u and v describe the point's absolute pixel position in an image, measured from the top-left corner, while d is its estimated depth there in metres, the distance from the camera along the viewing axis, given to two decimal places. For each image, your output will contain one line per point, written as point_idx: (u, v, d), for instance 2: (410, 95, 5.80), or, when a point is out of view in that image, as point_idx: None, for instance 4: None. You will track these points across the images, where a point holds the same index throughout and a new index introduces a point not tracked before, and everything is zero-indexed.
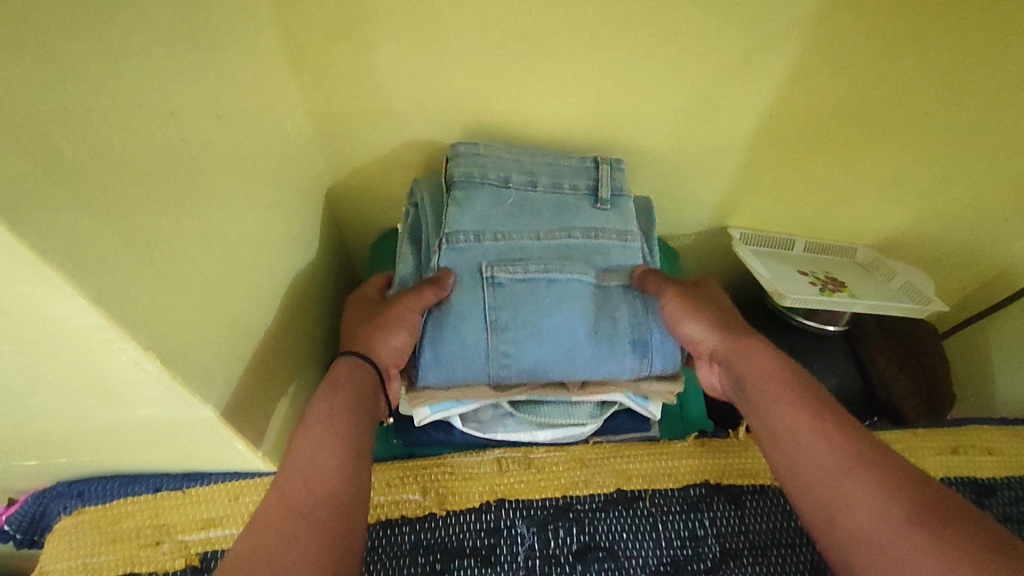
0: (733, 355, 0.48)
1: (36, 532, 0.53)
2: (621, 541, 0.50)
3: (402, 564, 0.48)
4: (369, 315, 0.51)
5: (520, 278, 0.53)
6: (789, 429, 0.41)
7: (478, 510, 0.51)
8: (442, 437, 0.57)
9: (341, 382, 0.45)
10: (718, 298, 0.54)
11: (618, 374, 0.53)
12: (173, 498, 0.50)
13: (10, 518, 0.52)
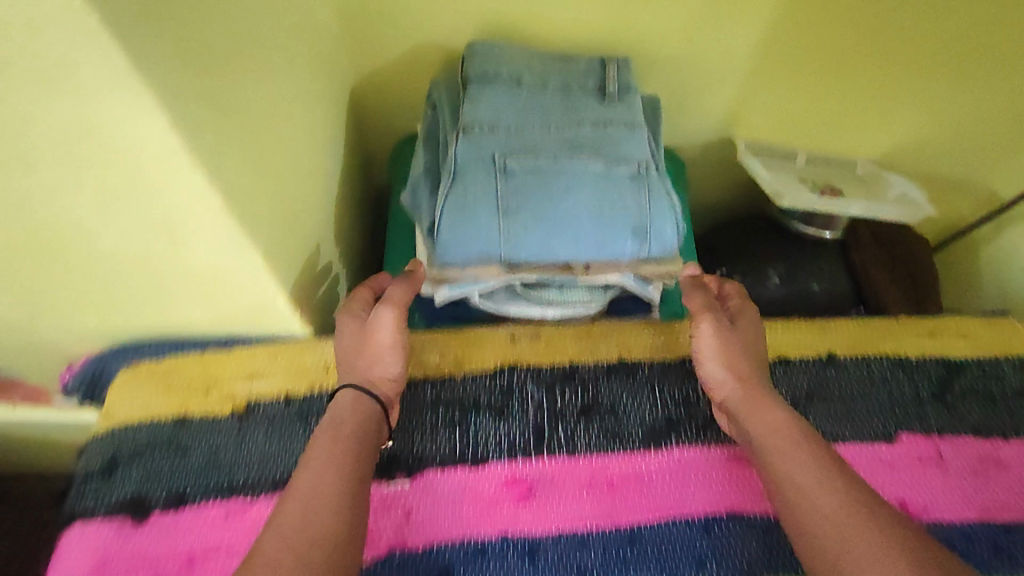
0: (748, 403, 0.48)
1: (96, 390, 0.60)
2: (621, 401, 0.56)
3: (425, 414, 0.54)
4: (355, 342, 0.50)
5: (531, 167, 0.54)
6: (790, 477, 0.42)
7: (493, 373, 0.56)
8: (457, 314, 0.62)
9: (342, 417, 0.45)
10: (754, 343, 0.53)
11: (618, 256, 0.55)
12: (218, 356, 0.56)
13: (75, 373, 0.60)
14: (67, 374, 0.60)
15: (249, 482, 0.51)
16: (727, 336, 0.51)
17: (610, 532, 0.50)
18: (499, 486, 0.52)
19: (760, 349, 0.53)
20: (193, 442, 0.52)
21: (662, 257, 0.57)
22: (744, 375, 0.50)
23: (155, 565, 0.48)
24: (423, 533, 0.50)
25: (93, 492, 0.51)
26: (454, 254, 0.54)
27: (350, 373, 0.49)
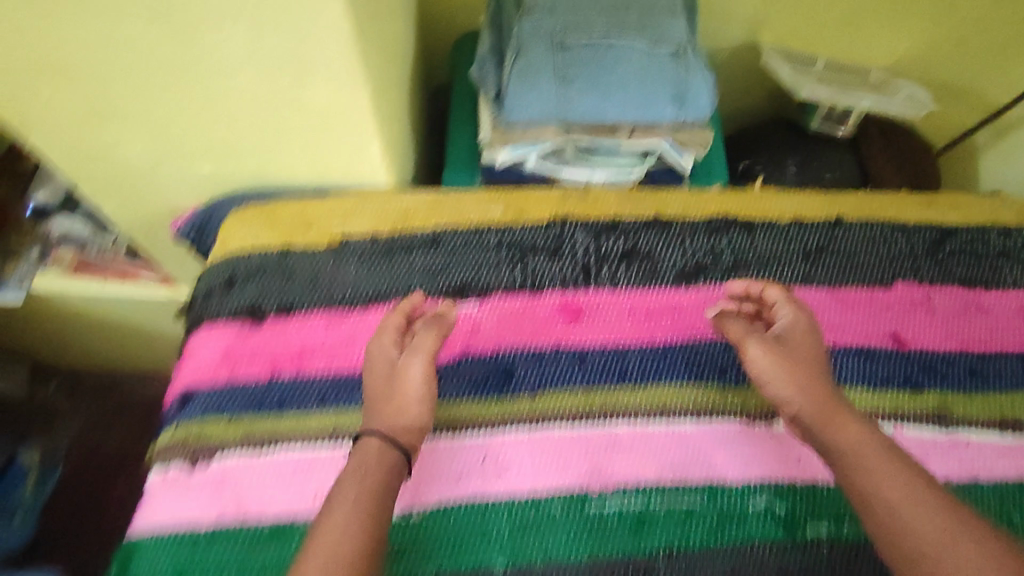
0: (822, 417, 0.52)
1: (202, 238, 0.72)
2: (657, 249, 0.65)
3: (490, 254, 0.64)
4: (386, 387, 0.55)
5: (585, 43, 0.63)
6: (879, 490, 0.47)
7: (547, 225, 0.65)
8: (515, 178, 0.71)
9: (366, 463, 0.50)
10: (806, 351, 0.55)
11: (659, 119, 0.63)
12: (315, 201, 0.66)
13: (187, 221, 0.71)
14: (179, 223, 0.72)
15: (346, 298, 0.62)
16: (774, 355, 0.55)
17: (646, 348, 0.61)
18: (554, 309, 0.62)
19: (815, 354, 0.55)
20: (295, 268, 0.63)
21: (695, 124, 0.65)
22: (800, 391, 0.53)
23: (274, 357, 0.60)
24: (489, 343, 0.61)
25: (216, 304, 0.62)
26: (517, 114, 0.63)
27: (377, 419, 0.53)
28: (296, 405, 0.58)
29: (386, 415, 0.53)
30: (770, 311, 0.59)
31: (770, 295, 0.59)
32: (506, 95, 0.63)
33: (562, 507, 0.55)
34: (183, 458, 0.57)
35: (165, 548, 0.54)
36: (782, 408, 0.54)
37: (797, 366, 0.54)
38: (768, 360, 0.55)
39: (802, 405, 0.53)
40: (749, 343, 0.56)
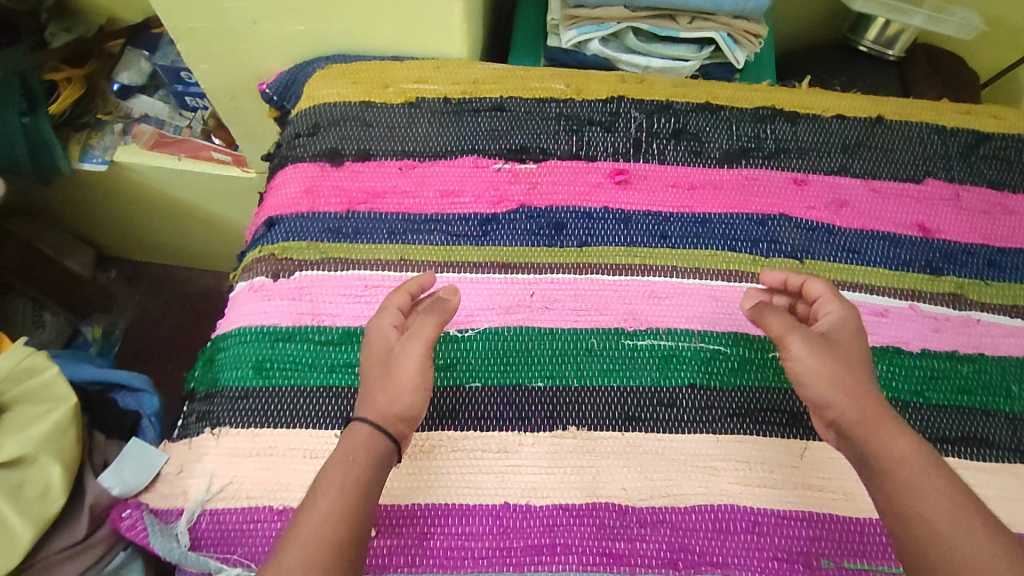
0: (867, 428, 0.49)
1: (286, 99, 0.80)
2: (704, 131, 0.70)
3: (549, 123, 0.71)
4: (383, 373, 0.53)
5: None
6: (919, 512, 0.45)
7: (605, 101, 0.72)
8: (578, 61, 0.79)
9: (352, 452, 0.49)
10: (851, 350, 0.53)
11: (721, 5, 0.70)
12: (396, 67, 0.75)
13: (270, 84, 0.79)
14: (264, 86, 0.80)
15: (416, 151, 0.70)
16: (817, 348, 0.52)
17: (686, 215, 0.67)
18: (604, 176, 0.68)
19: (861, 354, 0.53)
20: (373, 119, 0.72)
21: (750, 17, 0.72)
22: (841, 390, 0.50)
23: (351, 195, 0.68)
24: (542, 199, 0.68)
25: (302, 145, 0.71)
26: None
27: (370, 406, 0.52)
28: (368, 238, 0.66)
29: (380, 402, 0.52)
30: (813, 308, 0.57)
31: (814, 290, 0.57)
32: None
33: (600, 342, 0.62)
34: (267, 272, 0.64)
35: (251, 343, 0.61)
36: (822, 411, 0.52)
37: (843, 363, 0.51)
38: (814, 353, 0.51)
39: (847, 409, 0.50)
40: (793, 338, 0.52)
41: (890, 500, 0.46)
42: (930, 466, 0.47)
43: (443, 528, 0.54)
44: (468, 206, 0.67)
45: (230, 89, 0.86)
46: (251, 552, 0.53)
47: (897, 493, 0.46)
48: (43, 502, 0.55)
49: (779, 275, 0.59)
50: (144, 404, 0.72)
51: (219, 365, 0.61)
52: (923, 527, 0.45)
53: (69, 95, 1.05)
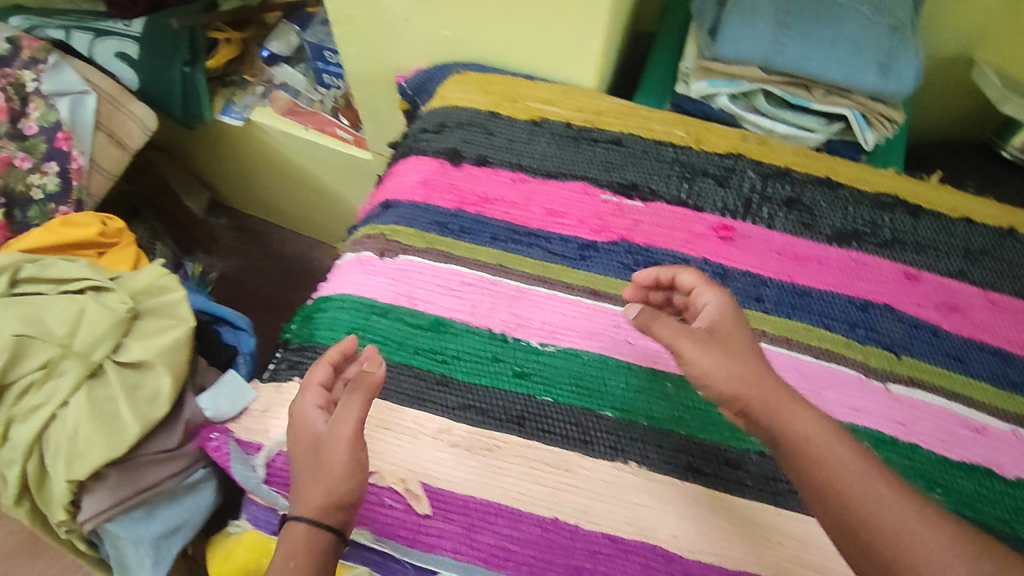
0: (770, 409, 0.49)
1: (417, 95, 0.87)
2: (818, 205, 0.71)
3: (663, 167, 0.74)
4: (313, 463, 0.52)
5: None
6: (830, 464, 0.45)
7: (723, 156, 0.75)
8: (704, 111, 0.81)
9: (293, 554, 0.49)
10: (735, 334, 0.53)
11: (858, 84, 0.69)
12: (527, 84, 0.79)
13: (408, 79, 0.87)
14: (403, 80, 0.88)
15: (531, 167, 0.74)
16: (708, 347, 0.52)
17: (785, 284, 0.67)
18: (709, 228, 0.71)
19: (745, 336, 0.53)
20: (495, 129, 0.76)
21: (889, 99, 0.71)
22: (739, 382, 0.50)
23: (463, 195, 0.72)
24: (642, 237, 0.70)
25: (427, 140, 0.76)
26: (727, 49, 0.72)
27: (304, 502, 0.51)
28: (471, 238, 0.70)
29: (313, 498, 0.50)
30: (693, 298, 0.58)
31: (688, 281, 0.58)
32: (725, 26, 0.72)
33: (675, 387, 0.63)
34: (375, 249, 0.69)
35: (349, 309, 0.66)
36: (730, 404, 0.51)
37: (731, 353, 0.51)
38: (703, 354, 0.52)
39: (750, 396, 0.49)
40: (680, 341, 0.53)
41: (803, 476, 0.46)
42: (832, 432, 0.46)
43: (494, 526, 0.56)
44: (571, 229, 0.71)
45: (370, 76, 0.93)
46: None
47: (805, 464, 0.46)
48: (151, 406, 0.58)
49: (650, 272, 0.61)
50: (244, 343, 0.79)
51: (316, 323, 0.67)
52: (835, 493, 0.44)
53: (224, 55, 1.18)
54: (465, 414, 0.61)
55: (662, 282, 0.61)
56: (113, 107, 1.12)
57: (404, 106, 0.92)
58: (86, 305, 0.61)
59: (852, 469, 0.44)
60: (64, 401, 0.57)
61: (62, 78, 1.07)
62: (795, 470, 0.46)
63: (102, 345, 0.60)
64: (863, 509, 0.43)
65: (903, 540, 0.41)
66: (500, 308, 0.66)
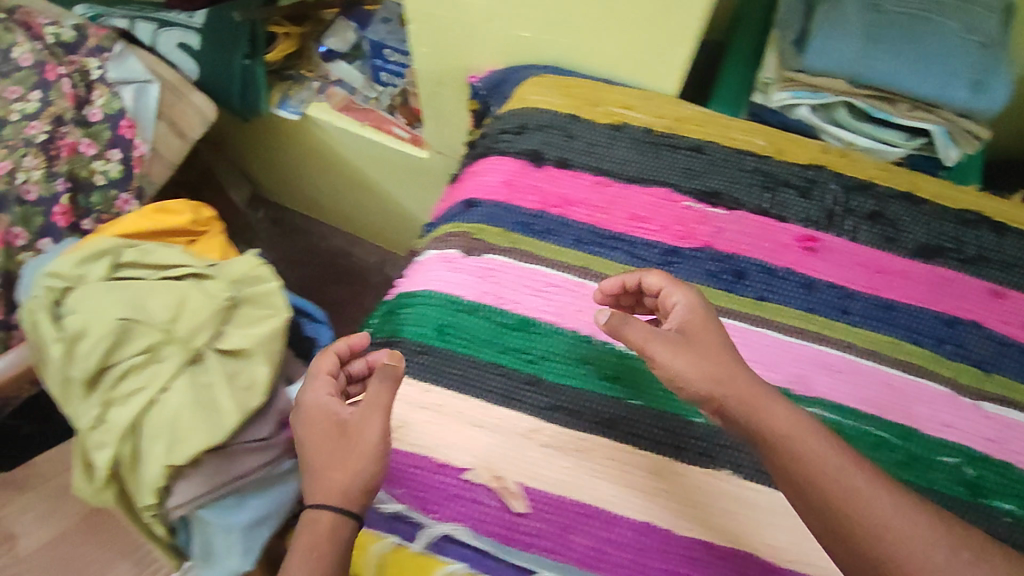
0: (745, 405, 0.52)
1: (490, 96, 0.88)
2: (902, 219, 0.71)
3: (745, 176, 0.74)
4: (334, 451, 0.55)
5: (899, 11, 0.71)
6: (806, 454, 0.49)
7: (804, 167, 0.75)
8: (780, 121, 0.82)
9: (320, 541, 0.52)
10: (704, 332, 0.56)
11: (947, 100, 0.70)
12: (607, 88, 0.79)
13: (482, 79, 0.87)
14: (476, 79, 0.88)
15: (613, 172, 0.74)
16: (676, 349, 0.54)
17: (870, 297, 0.68)
18: (792, 239, 0.71)
19: (715, 334, 0.55)
20: (576, 132, 0.76)
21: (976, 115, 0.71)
22: (714, 381, 0.52)
23: (545, 196, 0.73)
24: (726, 245, 0.71)
25: (507, 141, 0.76)
26: (814, 60, 0.72)
27: (326, 490, 0.53)
28: (556, 240, 0.70)
29: (338, 485, 0.53)
30: (660, 299, 0.60)
31: (653, 283, 0.60)
32: (812, 40, 0.72)
33: None
34: (460, 247, 0.70)
35: (435, 306, 0.67)
36: (704, 403, 0.53)
37: (701, 353, 0.54)
38: (673, 357, 0.54)
39: (727, 394, 0.52)
40: (653, 343, 0.54)
41: (778, 462, 0.50)
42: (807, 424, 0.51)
43: (589, 527, 0.57)
44: (655, 234, 0.71)
45: (440, 75, 0.94)
46: (412, 492, 0.58)
47: (779, 454, 0.50)
48: (248, 393, 0.62)
49: (616, 281, 0.62)
50: (320, 335, 0.79)
51: (401, 319, 0.68)
52: (806, 479, 0.49)
53: (282, 50, 1.18)
54: (556, 415, 0.61)
55: (629, 288, 0.62)
56: (176, 98, 1.12)
57: (474, 107, 0.92)
58: (190, 293, 0.66)
59: (830, 463, 0.49)
60: (165, 385, 0.61)
61: (128, 67, 1.09)
62: (772, 464, 0.50)
63: (202, 332, 0.64)
64: (843, 502, 0.47)
65: (876, 533, 0.46)
66: (587, 311, 0.66)
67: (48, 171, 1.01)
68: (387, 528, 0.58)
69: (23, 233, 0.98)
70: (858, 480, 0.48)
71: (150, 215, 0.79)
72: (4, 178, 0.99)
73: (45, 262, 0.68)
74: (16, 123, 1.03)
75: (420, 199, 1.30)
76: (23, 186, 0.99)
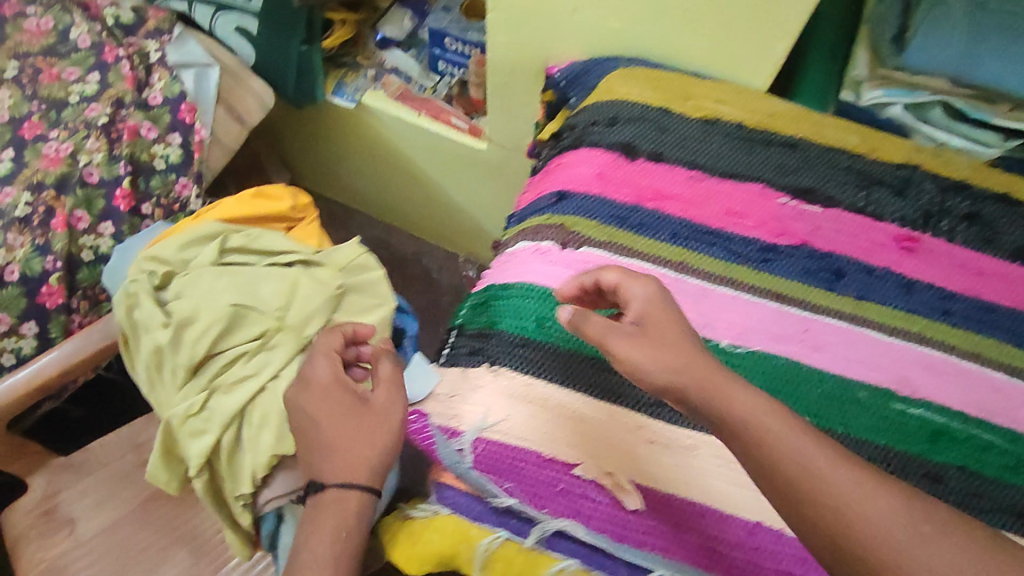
0: (707, 391, 0.48)
1: (568, 87, 0.86)
2: (1000, 220, 0.71)
3: (838, 174, 0.74)
4: (350, 425, 0.57)
5: (1005, 10, 0.69)
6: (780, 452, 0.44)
7: (898, 166, 0.74)
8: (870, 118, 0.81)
9: (348, 511, 0.54)
10: (664, 321, 0.54)
11: None
12: (696, 82, 0.78)
13: (561, 69, 0.86)
14: (554, 70, 0.87)
15: (707, 166, 0.73)
16: (635, 342, 0.52)
17: (971, 298, 0.68)
18: (889, 238, 0.71)
19: (672, 322, 0.54)
20: (669, 126, 0.75)
21: None
22: (675, 371, 0.50)
23: (640, 189, 0.72)
24: (824, 243, 0.71)
25: (598, 133, 0.75)
26: (914, 59, 0.72)
27: (340, 464, 0.55)
28: (652, 234, 0.70)
29: (353, 458, 0.55)
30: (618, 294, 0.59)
31: (609, 279, 0.59)
32: (913, 37, 0.72)
33: (869, 396, 0.64)
34: (556, 239, 0.69)
35: (535, 298, 0.66)
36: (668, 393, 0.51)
37: (660, 344, 0.52)
38: (630, 350, 0.52)
39: (683, 382, 0.49)
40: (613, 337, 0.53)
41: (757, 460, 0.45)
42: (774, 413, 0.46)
43: (701, 526, 0.56)
44: (752, 231, 0.71)
45: (513, 64, 0.92)
46: (521, 486, 0.59)
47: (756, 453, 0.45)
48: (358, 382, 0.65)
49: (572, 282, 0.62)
50: (406, 326, 0.80)
51: (497, 310, 0.67)
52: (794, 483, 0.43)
53: (338, 37, 1.15)
54: (662, 411, 0.60)
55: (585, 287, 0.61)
56: (235, 82, 1.11)
57: (548, 98, 0.91)
58: (299, 280, 0.70)
59: (788, 442, 0.45)
60: (277, 372, 0.65)
61: (188, 51, 1.07)
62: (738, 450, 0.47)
63: (313, 321, 0.68)
64: (802, 484, 0.43)
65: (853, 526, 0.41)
66: (687, 307, 0.66)
67: (110, 154, 1.00)
68: (496, 522, 0.59)
69: (85, 216, 0.98)
70: (817, 459, 0.44)
71: (253, 200, 0.79)
72: (66, 159, 0.98)
73: (151, 247, 0.72)
74: (75, 105, 1.02)
75: (469, 191, 1.29)
76: (85, 169, 0.98)
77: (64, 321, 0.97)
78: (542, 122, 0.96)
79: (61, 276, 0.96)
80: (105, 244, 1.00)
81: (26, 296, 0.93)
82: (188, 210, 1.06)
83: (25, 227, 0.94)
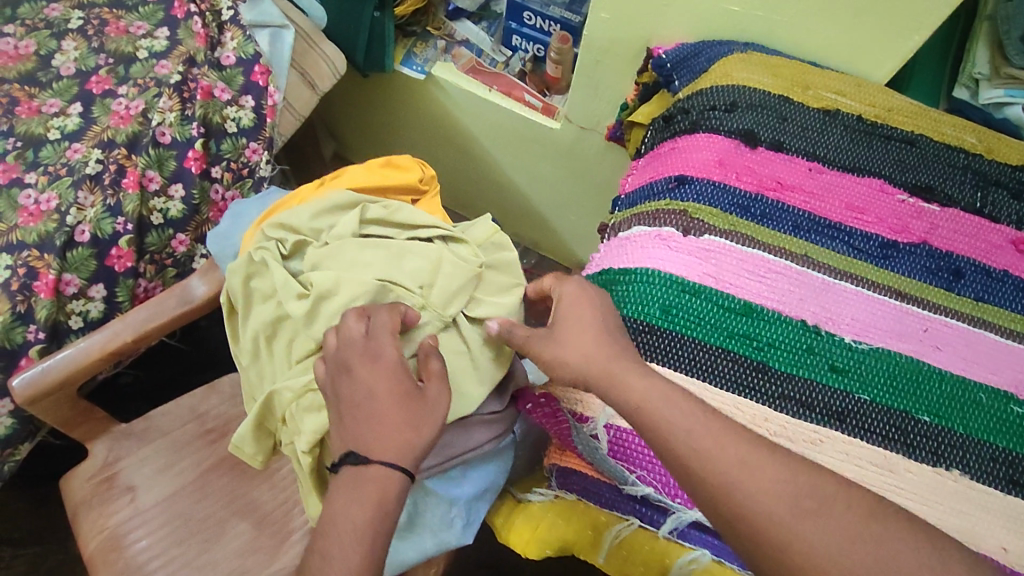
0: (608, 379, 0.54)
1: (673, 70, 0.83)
2: None
3: (956, 172, 0.72)
4: (403, 411, 0.54)
5: None
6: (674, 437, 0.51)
7: (1014, 168, 0.73)
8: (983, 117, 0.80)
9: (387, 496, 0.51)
10: (573, 318, 0.58)
11: None
12: (814, 71, 0.77)
13: (668, 52, 0.83)
14: (660, 52, 0.84)
15: (827, 159, 0.72)
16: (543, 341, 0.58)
17: None
18: (1007, 240, 0.69)
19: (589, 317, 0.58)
20: (789, 115, 0.74)
21: None
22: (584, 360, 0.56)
23: (761, 179, 0.71)
24: (942, 242, 0.69)
25: (718, 119, 0.73)
26: None
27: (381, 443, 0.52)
28: (774, 225, 0.69)
29: (394, 440, 0.52)
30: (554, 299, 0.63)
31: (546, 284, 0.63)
32: None
33: (988, 398, 0.62)
34: (678, 226, 0.69)
35: (661, 287, 0.66)
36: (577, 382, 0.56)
37: (573, 340, 0.57)
38: (543, 347, 0.57)
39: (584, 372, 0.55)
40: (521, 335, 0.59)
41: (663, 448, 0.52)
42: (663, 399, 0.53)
43: None
44: (871, 226, 0.70)
45: (609, 43, 0.90)
46: (650, 475, 0.57)
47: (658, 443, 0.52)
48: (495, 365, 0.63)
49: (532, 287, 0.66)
50: None
51: (625, 296, 0.67)
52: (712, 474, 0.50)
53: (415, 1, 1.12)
54: (785, 404, 0.62)
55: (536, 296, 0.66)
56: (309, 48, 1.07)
57: (646, 78, 0.89)
58: (443, 257, 0.67)
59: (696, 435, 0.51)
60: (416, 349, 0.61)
61: (263, 10, 1.03)
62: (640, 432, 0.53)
63: (458, 299, 0.64)
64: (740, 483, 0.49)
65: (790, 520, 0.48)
66: (810, 300, 0.65)
67: (182, 114, 0.96)
68: (630, 510, 0.59)
69: (157, 177, 0.95)
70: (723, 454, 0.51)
71: (378, 170, 0.77)
72: (138, 118, 0.94)
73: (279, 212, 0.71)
74: (144, 61, 0.98)
75: (529, 172, 1.26)
76: (158, 128, 0.95)
77: (132, 285, 0.94)
78: (631, 102, 0.93)
79: (130, 239, 0.92)
80: (174, 208, 0.96)
81: (97, 257, 0.91)
82: (256, 175, 1.03)
83: (95, 184, 0.91)
